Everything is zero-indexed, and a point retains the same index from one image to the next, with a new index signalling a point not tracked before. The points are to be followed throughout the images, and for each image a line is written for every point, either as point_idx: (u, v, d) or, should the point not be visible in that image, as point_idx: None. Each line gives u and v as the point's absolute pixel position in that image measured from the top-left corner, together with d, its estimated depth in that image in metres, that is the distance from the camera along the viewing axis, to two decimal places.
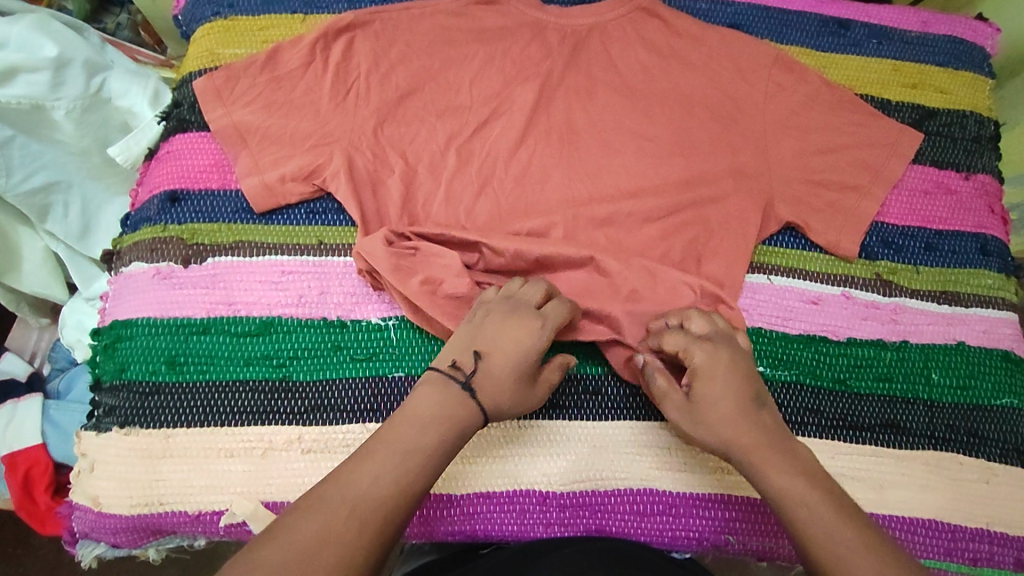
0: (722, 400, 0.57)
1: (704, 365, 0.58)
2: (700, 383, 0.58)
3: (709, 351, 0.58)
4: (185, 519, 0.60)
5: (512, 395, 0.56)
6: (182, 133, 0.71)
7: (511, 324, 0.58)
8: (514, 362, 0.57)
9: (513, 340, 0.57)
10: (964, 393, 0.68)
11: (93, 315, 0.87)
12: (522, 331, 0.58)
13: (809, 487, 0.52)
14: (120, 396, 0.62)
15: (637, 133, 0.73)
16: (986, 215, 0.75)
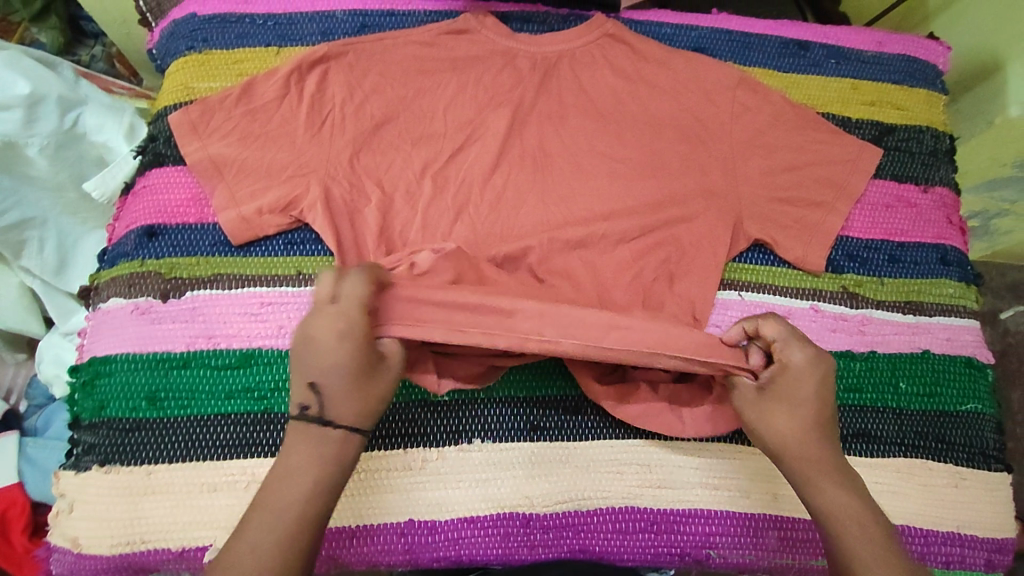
0: (797, 404, 0.57)
1: (799, 364, 0.57)
2: (784, 380, 0.57)
3: (807, 352, 0.57)
4: (170, 557, 0.60)
5: (375, 394, 0.53)
6: (158, 167, 0.71)
7: (318, 335, 0.52)
8: (348, 368, 0.52)
9: (331, 348, 0.52)
10: (930, 400, 0.70)
11: (70, 350, 0.87)
12: (331, 333, 0.52)
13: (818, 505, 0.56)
14: (98, 433, 0.62)
15: (609, 156, 0.75)
16: (944, 226, 0.78)
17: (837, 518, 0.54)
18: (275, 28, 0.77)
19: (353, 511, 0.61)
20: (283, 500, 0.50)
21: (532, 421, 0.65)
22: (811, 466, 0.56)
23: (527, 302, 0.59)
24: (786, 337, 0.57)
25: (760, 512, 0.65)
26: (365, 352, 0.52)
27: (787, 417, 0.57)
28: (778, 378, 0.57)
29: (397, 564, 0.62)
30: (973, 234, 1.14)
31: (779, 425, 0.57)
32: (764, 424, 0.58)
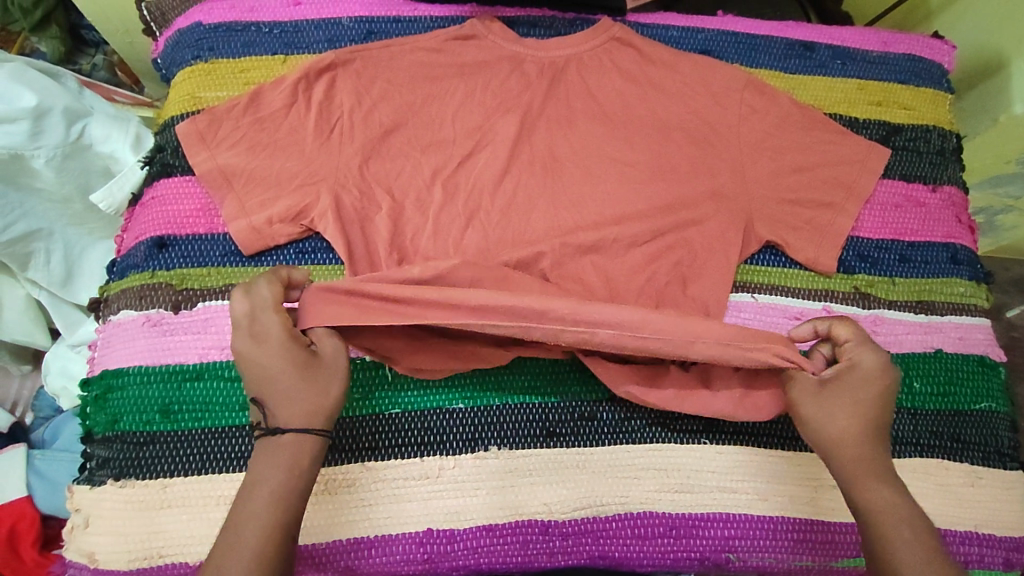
0: (859, 403, 0.57)
1: (866, 365, 0.58)
2: (850, 378, 0.58)
3: (877, 354, 0.58)
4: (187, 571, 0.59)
5: (315, 389, 0.54)
6: (166, 177, 0.71)
7: (246, 350, 0.54)
8: (279, 372, 0.54)
9: (258, 358, 0.54)
10: (944, 400, 0.70)
11: (77, 361, 0.87)
12: (252, 344, 0.54)
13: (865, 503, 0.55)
14: (113, 447, 0.62)
15: (618, 160, 0.75)
16: (954, 225, 0.78)
17: (884, 520, 0.54)
18: (281, 36, 0.77)
19: (372, 522, 0.61)
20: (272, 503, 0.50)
21: (548, 427, 0.65)
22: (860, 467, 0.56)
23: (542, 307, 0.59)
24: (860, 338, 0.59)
25: (778, 515, 0.65)
26: (294, 352, 0.54)
27: (846, 414, 0.57)
28: (845, 374, 0.58)
29: (415, 573, 0.62)
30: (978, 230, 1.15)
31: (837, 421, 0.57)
32: (822, 419, 0.57)
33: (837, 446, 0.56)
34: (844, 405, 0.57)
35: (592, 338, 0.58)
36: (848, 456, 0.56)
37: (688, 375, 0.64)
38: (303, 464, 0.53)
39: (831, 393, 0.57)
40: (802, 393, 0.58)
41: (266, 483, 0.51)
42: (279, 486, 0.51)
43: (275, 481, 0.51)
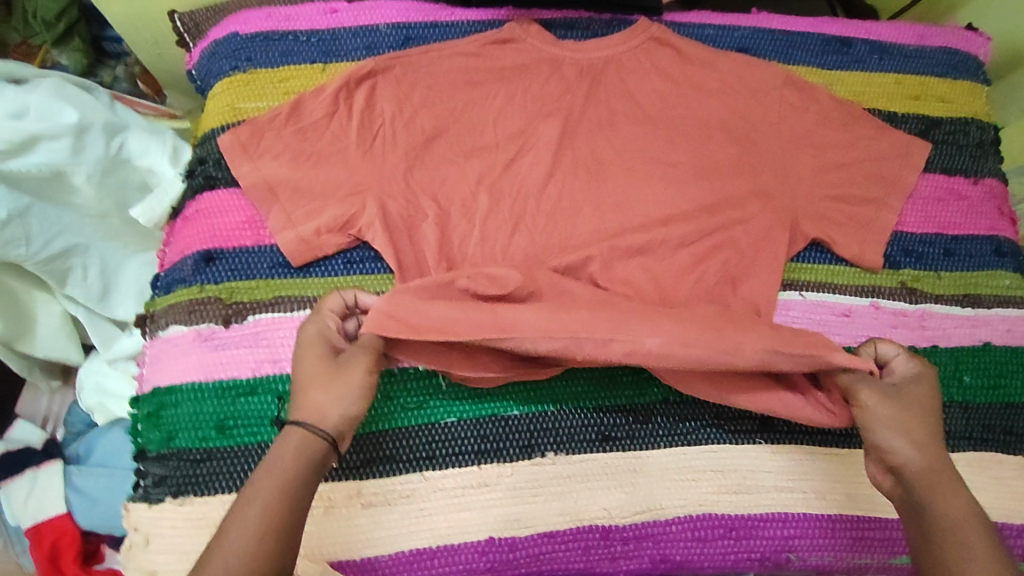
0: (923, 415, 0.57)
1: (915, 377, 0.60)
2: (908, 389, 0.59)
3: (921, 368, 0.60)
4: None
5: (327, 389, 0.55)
6: (210, 191, 0.70)
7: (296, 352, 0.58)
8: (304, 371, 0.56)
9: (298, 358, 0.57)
10: (995, 392, 0.70)
11: (114, 376, 0.87)
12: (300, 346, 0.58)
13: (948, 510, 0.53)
14: (169, 465, 0.61)
15: (661, 161, 0.75)
16: (996, 217, 0.78)
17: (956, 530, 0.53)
18: (319, 44, 0.76)
19: (431, 532, 0.60)
20: (264, 505, 0.49)
21: (604, 432, 0.65)
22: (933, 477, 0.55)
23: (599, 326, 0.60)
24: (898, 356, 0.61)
25: (837, 513, 0.64)
26: (321, 351, 0.57)
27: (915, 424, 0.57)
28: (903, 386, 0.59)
29: None
30: None
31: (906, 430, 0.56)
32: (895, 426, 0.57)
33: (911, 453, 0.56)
34: (910, 415, 0.57)
35: (650, 343, 0.59)
36: (926, 467, 0.55)
37: None
38: (292, 459, 0.52)
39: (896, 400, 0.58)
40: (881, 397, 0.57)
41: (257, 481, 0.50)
42: (275, 486, 0.50)
43: (272, 481, 0.50)
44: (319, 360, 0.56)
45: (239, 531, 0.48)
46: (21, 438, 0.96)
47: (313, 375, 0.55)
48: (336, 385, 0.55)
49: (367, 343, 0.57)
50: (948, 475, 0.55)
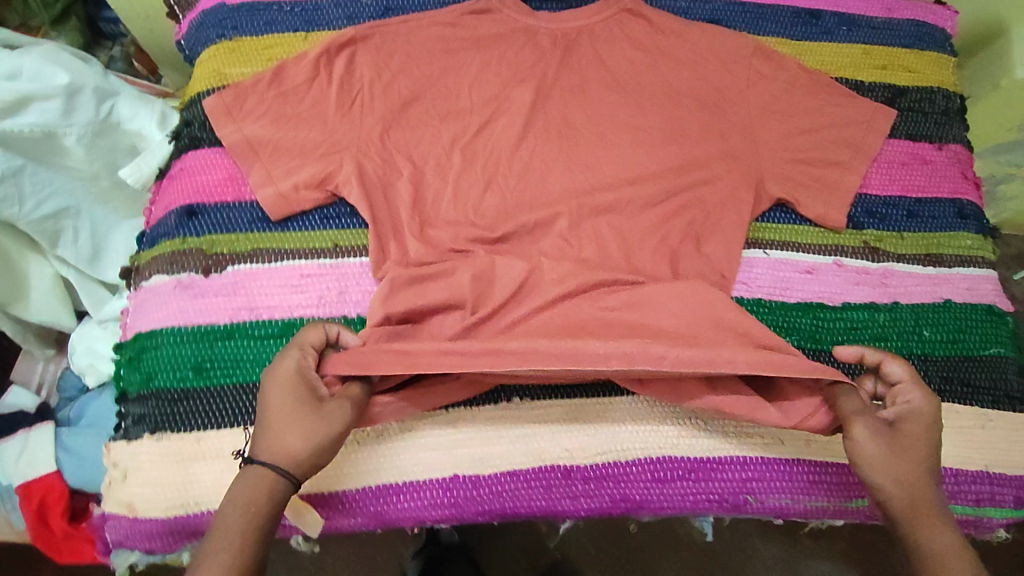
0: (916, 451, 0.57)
1: (920, 411, 0.59)
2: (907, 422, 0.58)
3: (929, 400, 0.60)
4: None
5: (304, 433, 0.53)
6: (195, 150, 0.73)
7: (266, 381, 0.54)
8: (279, 409, 0.53)
9: (271, 387, 0.54)
10: (953, 346, 0.72)
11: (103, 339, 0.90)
12: (274, 374, 0.55)
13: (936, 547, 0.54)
14: (148, 403, 0.64)
15: (631, 125, 0.77)
16: (959, 181, 0.79)
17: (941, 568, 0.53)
18: (302, 14, 0.79)
19: (398, 469, 0.63)
20: (232, 551, 0.48)
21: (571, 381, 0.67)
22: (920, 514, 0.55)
23: (561, 337, 0.65)
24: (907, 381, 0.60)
25: (794, 458, 0.66)
26: (301, 388, 0.55)
27: (906, 463, 0.56)
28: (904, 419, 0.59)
29: (442, 518, 0.64)
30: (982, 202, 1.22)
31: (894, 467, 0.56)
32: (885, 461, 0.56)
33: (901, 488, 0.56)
34: (903, 451, 0.57)
35: None
36: (909, 505, 0.55)
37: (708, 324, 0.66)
38: (263, 505, 0.50)
39: (889, 437, 0.57)
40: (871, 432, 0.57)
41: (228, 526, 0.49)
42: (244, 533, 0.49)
43: (242, 526, 0.49)
44: (303, 400, 0.54)
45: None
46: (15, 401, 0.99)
47: (298, 414, 0.53)
48: (324, 428, 0.54)
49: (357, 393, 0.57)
50: (929, 509, 0.55)
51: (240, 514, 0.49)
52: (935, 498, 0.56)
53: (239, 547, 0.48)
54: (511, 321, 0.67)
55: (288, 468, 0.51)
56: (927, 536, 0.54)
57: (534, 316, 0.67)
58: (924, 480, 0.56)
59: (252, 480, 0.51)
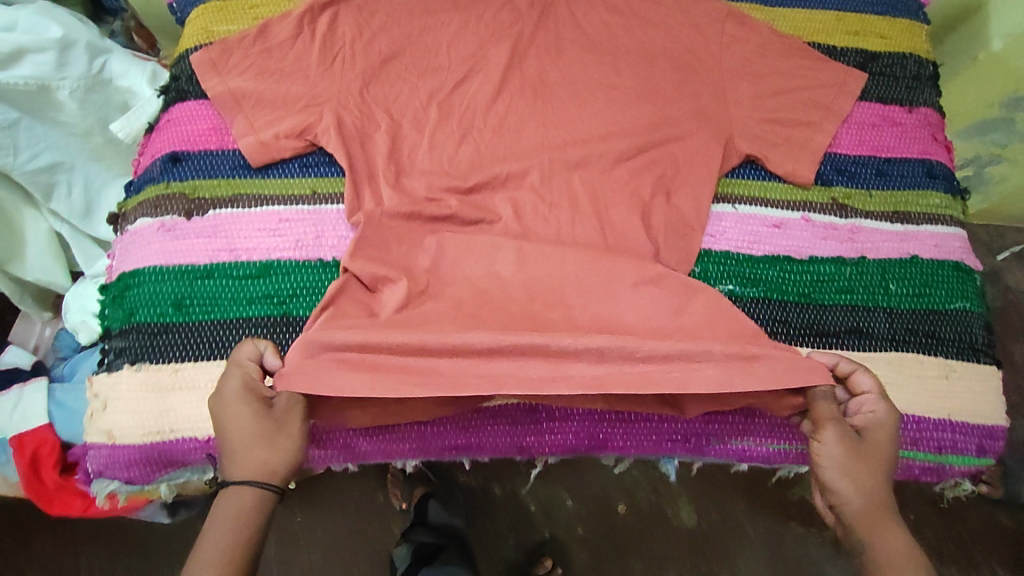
0: (878, 460, 0.60)
1: (885, 421, 0.62)
2: (873, 433, 0.61)
3: (891, 412, 0.62)
4: (197, 445, 0.63)
5: (263, 447, 0.56)
6: (181, 102, 0.75)
7: (218, 410, 0.57)
8: (235, 433, 0.56)
9: (223, 414, 0.57)
10: (920, 300, 0.73)
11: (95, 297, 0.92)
12: (220, 401, 0.58)
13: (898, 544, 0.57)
14: (129, 337, 0.66)
15: (605, 85, 0.79)
16: (929, 142, 0.80)
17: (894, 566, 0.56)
18: None
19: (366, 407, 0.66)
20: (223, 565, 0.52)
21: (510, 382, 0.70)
22: (876, 518, 0.58)
23: (528, 321, 0.66)
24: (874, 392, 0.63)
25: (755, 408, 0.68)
26: (249, 406, 0.57)
27: (869, 471, 0.59)
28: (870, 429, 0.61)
29: (410, 453, 0.68)
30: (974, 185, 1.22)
31: (858, 473, 0.59)
32: (848, 472, 0.59)
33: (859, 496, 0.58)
34: (868, 459, 0.59)
35: None
36: (868, 510, 0.58)
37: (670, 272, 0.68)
38: (246, 517, 0.54)
39: (853, 449, 0.59)
40: (837, 442, 0.59)
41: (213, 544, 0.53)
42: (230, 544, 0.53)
43: (231, 538, 0.53)
44: (251, 421, 0.56)
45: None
46: (9, 359, 1.02)
47: (250, 437, 0.56)
48: (277, 443, 0.56)
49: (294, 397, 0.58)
50: (884, 513, 0.58)
51: (221, 539, 0.53)
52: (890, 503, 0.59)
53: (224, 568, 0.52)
54: (480, 267, 0.69)
55: (254, 486, 0.55)
56: (880, 541, 0.57)
57: (504, 264, 0.69)
58: (883, 488, 0.59)
59: (226, 506, 0.54)
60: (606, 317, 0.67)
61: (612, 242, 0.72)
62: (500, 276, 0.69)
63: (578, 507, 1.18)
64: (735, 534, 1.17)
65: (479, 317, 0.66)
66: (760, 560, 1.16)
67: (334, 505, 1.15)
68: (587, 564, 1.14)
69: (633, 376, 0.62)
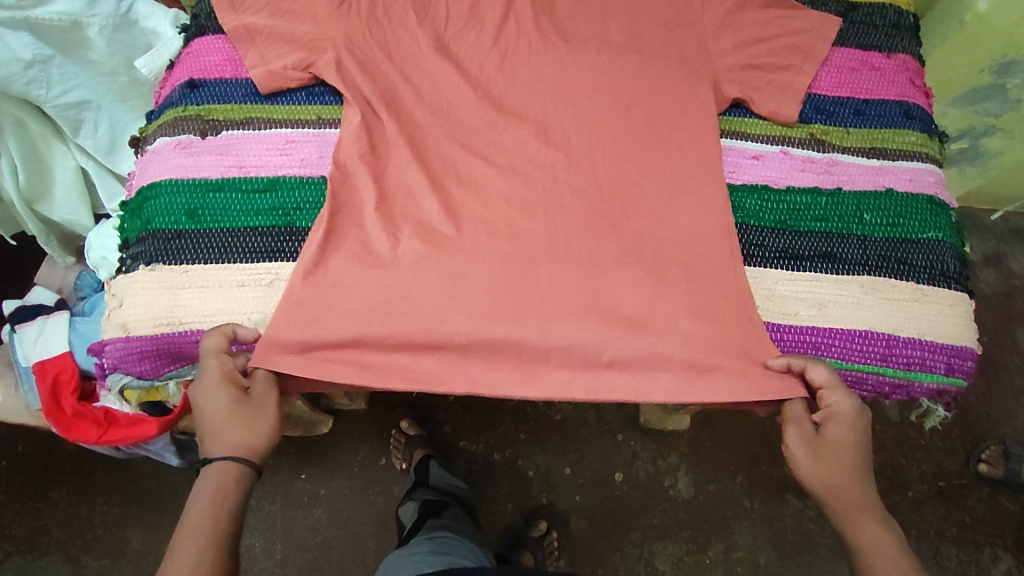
0: (846, 450, 0.66)
1: (842, 412, 0.67)
2: (831, 428, 0.67)
3: (852, 402, 0.67)
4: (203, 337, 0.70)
5: (240, 429, 0.64)
6: (200, 37, 0.82)
7: (196, 395, 0.65)
8: (213, 415, 0.64)
9: (201, 399, 0.64)
10: (893, 228, 0.76)
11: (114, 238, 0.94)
12: (199, 389, 0.65)
13: (881, 530, 0.64)
14: (146, 242, 0.72)
15: (597, 30, 0.82)
16: (907, 86, 0.83)
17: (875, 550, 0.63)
18: None
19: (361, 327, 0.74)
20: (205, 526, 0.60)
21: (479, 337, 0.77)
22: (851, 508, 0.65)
23: (515, 273, 0.72)
24: (832, 387, 0.67)
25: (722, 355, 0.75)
26: (224, 388, 0.65)
27: (833, 466, 0.65)
28: (829, 422, 0.67)
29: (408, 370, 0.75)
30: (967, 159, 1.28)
31: (823, 471, 0.66)
32: (815, 466, 0.66)
33: (833, 489, 0.65)
34: (829, 457, 0.66)
35: None
36: (840, 502, 0.65)
37: (648, 215, 0.75)
38: (225, 487, 0.62)
39: (815, 444, 0.67)
40: (800, 441, 0.67)
41: (197, 509, 0.61)
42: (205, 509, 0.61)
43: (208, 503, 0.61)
44: (231, 404, 0.64)
45: (187, 555, 0.59)
46: (35, 299, 1.02)
47: (233, 418, 0.64)
48: (257, 423, 0.65)
49: (266, 376, 0.67)
50: (861, 504, 0.65)
51: (207, 504, 0.61)
52: (869, 493, 0.65)
53: (213, 529, 0.60)
54: (474, 201, 0.75)
55: (236, 459, 0.63)
56: (858, 528, 0.64)
57: (497, 201, 0.75)
58: (853, 478, 0.65)
59: (208, 478, 0.62)
60: (592, 249, 0.74)
61: (600, 181, 0.76)
62: (494, 210, 0.75)
63: (576, 475, 1.27)
64: (734, 508, 1.25)
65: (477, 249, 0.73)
66: (758, 533, 1.24)
67: (344, 472, 1.26)
68: (586, 531, 1.24)
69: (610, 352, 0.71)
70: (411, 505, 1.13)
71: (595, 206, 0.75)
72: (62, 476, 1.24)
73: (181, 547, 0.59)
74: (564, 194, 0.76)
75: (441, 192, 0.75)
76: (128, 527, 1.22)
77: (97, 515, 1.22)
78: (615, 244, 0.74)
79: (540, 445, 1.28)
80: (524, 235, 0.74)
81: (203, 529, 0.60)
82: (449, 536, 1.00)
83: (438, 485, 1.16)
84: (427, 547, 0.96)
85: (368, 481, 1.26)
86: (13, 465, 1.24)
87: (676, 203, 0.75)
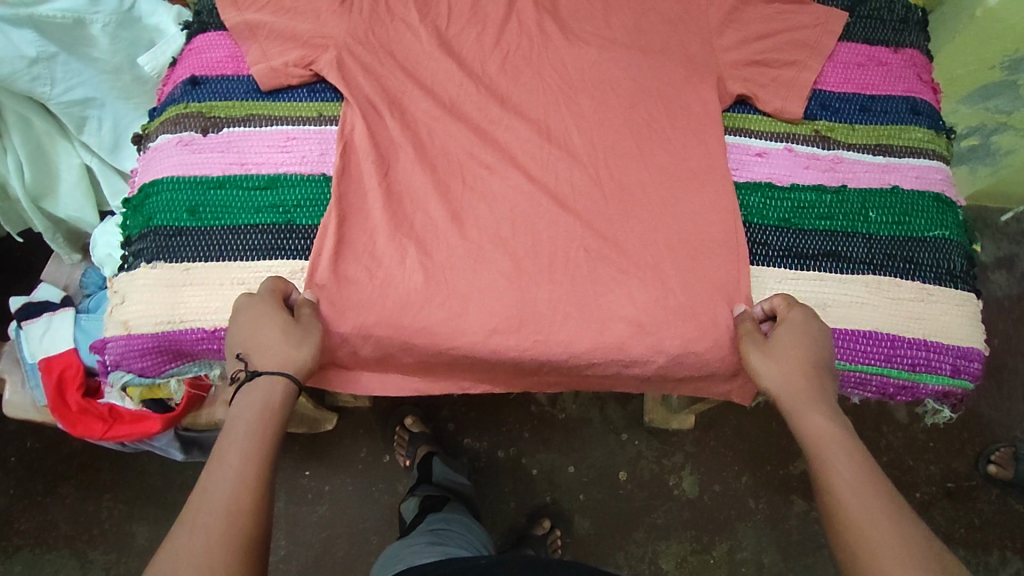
0: (799, 350, 0.66)
1: (796, 320, 0.68)
2: (783, 330, 0.68)
3: (806, 315, 0.68)
4: (204, 335, 0.71)
5: (292, 350, 0.65)
6: (203, 34, 0.82)
7: (250, 317, 0.66)
8: (266, 338, 0.65)
9: (254, 322, 0.65)
10: (899, 227, 0.75)
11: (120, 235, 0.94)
12: (255, 312, 0.66)
13: (837, 436, 0.61)
14: (147, 239, 0.73)
15: (600, 26, 0.82)
16: (914, 82, 0.82)
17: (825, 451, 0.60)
18: None
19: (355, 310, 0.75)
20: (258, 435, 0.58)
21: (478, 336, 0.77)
22: (804, 408, 0.63)
23: (516, 271, 0.72)
24: (787, 303, 0.69)
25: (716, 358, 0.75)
26: (278, 313, 0.66)
27: (785, 366, 0.65)
28: (781, 325, 0.68)
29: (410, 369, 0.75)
30: (978, 157, 1.26)
31: (773, 373, 0.65)
32: (768, 366, 0.66)
33: (783, 388, 0.65)
34: (779, 359, 0.66)
35: None
36: (788, 397, 0.64)
37: (652, 212, 0.74)
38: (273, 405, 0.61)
39: (767, 348, 0.67)
40: (752, 346, 0.68)
41: (245, 419, 0.59)
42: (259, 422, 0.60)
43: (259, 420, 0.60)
44: (283, 327, 0.65)
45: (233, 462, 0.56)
46: (40, 296, 1.02)
47: (282, 336, 0.65)
48: (304, 343, 0.66)
49: (313, 313, 0.68)
50: (806, 398, 0.64)
51: (254, 416, 0.60)
52: (817, 391, 0.64)
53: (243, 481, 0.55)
54: (476, 199, 0.75)
55: (280, 377, 0.63)
56: (807, 422, 0.62)
57: (499, 199, 0.75)
58: (804, 375, 0.65)
59: (258, 392, 0.61)
60: (594, 247, 0.73)
61: (602, 179, 0.76)
62: (495, 208, 0.74)
63: (579, 474, 1.26)
64: (738, 508, 1.24)
65: (478, 246, 0.73)
66: (763, 534, 1.23)
67: (348, 469, 1.26)
68: (589, 529, 1.23)
69: (611, 352, 0.71)
70: (410, 503, 1.13)
71: (597, 204, 0.75)
72: (69, 472, 1.25)
73: (229, 455, 0.57)
74: (567, 193, 0.75)
75: (442, 189, 0.75)
76: (135, 522, 1.23)
77: (104, 510, 1.23)
78: (617, 242, 0.73)
79: (544, 444, 1.28)
80: (524, 234, 0.73)
81: (248, 444, 0.58)
82: (449, 527, 1.00)
83: (440, 482, 1.15)
84: (426, 537, 0.96)
85: (372, 479, 1.26)
86: (19, 461, 1.25)
87: (679, 201, 0.75)
